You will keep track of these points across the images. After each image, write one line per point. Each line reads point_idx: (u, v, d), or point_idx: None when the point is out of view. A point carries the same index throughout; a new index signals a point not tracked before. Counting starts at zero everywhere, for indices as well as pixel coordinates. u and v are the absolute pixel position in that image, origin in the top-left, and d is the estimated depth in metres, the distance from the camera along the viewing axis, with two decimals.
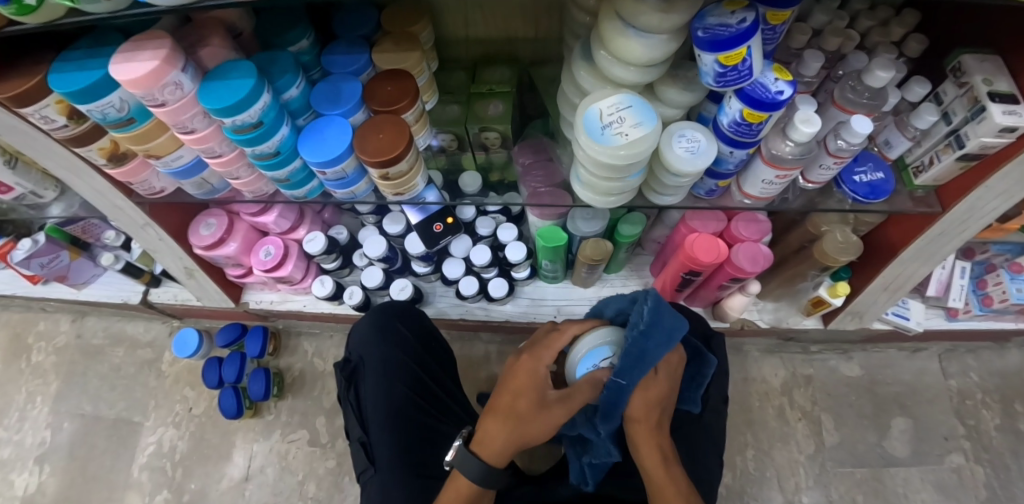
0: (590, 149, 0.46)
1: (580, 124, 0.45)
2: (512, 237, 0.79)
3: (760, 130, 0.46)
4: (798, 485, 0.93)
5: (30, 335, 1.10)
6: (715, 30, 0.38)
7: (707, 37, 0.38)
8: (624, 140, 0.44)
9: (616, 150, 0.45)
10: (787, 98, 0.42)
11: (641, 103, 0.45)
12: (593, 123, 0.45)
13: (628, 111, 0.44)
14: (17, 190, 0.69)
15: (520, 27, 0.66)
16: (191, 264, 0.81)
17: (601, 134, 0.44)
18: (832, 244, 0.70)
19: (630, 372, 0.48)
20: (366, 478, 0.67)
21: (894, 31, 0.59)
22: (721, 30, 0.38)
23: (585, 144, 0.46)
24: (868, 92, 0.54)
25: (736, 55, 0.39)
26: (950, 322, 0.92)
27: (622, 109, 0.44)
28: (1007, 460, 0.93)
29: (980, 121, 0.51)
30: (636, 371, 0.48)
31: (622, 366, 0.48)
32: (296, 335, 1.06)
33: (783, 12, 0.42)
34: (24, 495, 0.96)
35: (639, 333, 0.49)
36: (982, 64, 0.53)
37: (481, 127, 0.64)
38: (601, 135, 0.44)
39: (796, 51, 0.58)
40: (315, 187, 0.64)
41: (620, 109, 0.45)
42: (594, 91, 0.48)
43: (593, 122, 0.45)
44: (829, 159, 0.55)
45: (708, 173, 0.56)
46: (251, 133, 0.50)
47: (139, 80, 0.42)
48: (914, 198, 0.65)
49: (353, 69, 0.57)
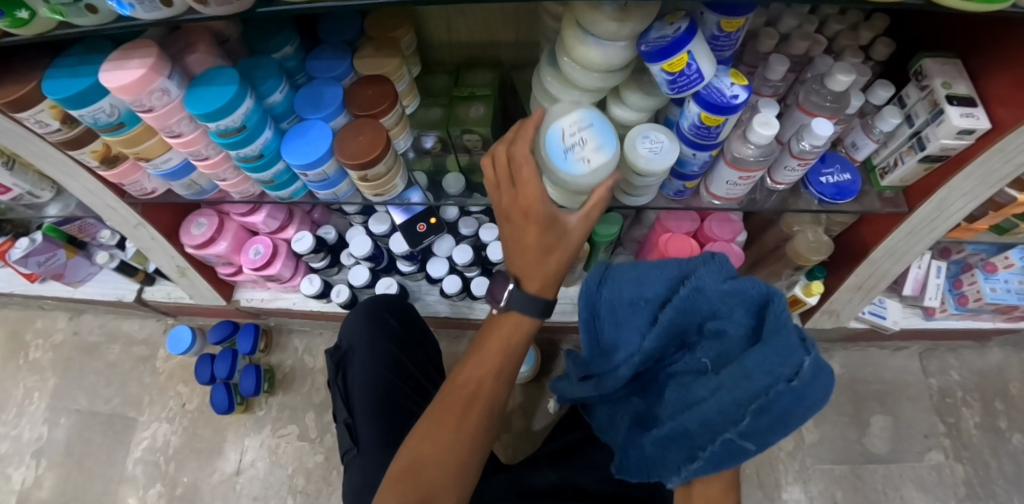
0: (552, 171, 0.48)
1: (541, 142, 0.47)
2: (493, 237, 0.82)
3: (719, 133, 0.48)
4: (778, 480, 0.95)
5: (28, 332, 1.13)
6: (656, 42, 0.41)
7: (650, 49, 0.41)
8: (586, 164, 0.46)
9: (577, 172, 0.46)
10: (742, 102, 0.44)
11: (601, 125, 0.47)
12: (557, 143, 0.47)
13: (589, 133, 0.47)
14: (14, 190, 0.71)
15: (500, 31, 0.68)
16: (183, 263, 0.83)
17: (562, 156, 0.47)
18: (804, 244, 0.72)
19: (760, 430, 0.35)
20: (349, 458, 0.69)
21: (863, 35, 0.60)
22: (660, 41, 0.41)
23: (546, 166, 0.48)
24: (831, 95, 0.56)
25: (679, 61, 0.41)
26: (927, 321, 0.94)
27: (583, 131, 0.47)
28: (986, 458, 0.95)
29: (939, 123, 0.53)
30: (771, 432, 0.35)
31: (748, 420, 0.35)
32: (287, 332, 1.09)
33: (737, 20, 0.43)
34: (21, 488, 0.99)
35: (782, 391, 0.34)
36: (943, 68, 0.54)
37: (463, 129, 0.66)
38: (562, 158, 0.46)
39: (763, 54, 0.60)
40: (299, 188, 0.66)
41: (582, 129, 0.47)
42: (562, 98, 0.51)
43: (555, 142, 0.47)
44: (793, 161, 0.57)
45: (675, 175, 0.58)
46: (235, 137, 0.52)
47: (127, 87, 0.44)
48: (882, 199, 0.67)
49: (335, 74, 0.59)
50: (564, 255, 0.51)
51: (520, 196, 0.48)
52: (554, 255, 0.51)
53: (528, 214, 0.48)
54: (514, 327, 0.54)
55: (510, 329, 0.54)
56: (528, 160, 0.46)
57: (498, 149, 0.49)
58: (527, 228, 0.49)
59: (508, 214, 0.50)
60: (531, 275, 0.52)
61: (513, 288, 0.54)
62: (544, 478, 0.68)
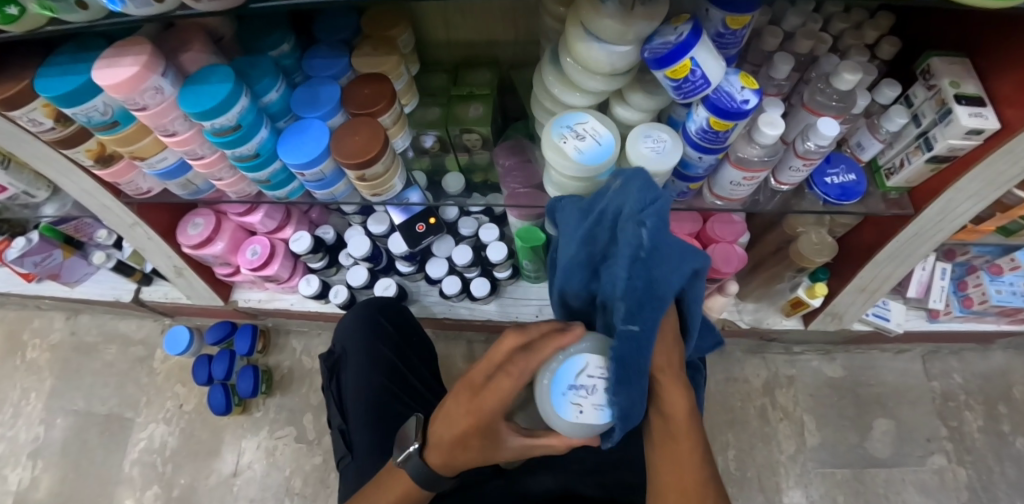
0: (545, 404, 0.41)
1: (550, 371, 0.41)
2: (493, 238, 0.80)
3: (727, 137, 0.47)
4: (779, 485, 0.94)
5: (25, 332, 1.12)
6: (658, 50, 0.41)
7: (653, 56, 0.41)
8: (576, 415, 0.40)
9: (565, 416, 0.40)
10: (752, 107, 0.43)
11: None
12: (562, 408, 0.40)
13: (598, 402, 0.40)
14: (10, 190, 0.71)
15: (499, 30, 0.68)
16: (179, 263, 0.83)
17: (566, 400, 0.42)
18: (807, 245, 0.71)
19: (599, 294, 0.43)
20: (344, 465, 0.68)
21: (867, 33, 0.59)
22: (661, 48, 0.40)
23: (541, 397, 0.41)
24: (837, 95, 0.55)
25: (682, 68, 0.40)
26: (930, 323, 0.93)
27: (592, 396, 0.40)
28: (989, 462, 0.94)
29: (947, 123, 0.52)
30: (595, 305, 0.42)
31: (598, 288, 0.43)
32: (285, 333, 1.08)
33: (743, 17, 0.42)
34: (17, 489, 0.98)
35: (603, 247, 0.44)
36: (952, 67, 0.53)
37: (462, 128, 0.65)
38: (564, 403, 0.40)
39: (767, 53, 0.59)
40: (296, 188, 0.65)
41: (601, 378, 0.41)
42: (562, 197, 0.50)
43: (564, 376, 0.41)
44: (798, 161, 0.56)
45: (678, 176, 0.57)
46: (231, 136, 0.51)
47: (120, 85, 0.43)
48: (887, 200, 0.66)
49: (332, 73, 0.59)
50: (480, 458, 0.43)
51: (481, 393, 0.40)
52: (471, 459, 0.43)
53: (472, 416, 0.40)
54: (405, 492, 0.47)
55: (402, 492, 0.47)
56: (521, 372, 0.39)
57: (508, 335, 0.40)
58: (460, 421, 0.41)
59: (459, 388, 0.42)
60: (441, 458, 0.44)
61: (414, 453, 0.46)
62: (542, 483, 0.64)
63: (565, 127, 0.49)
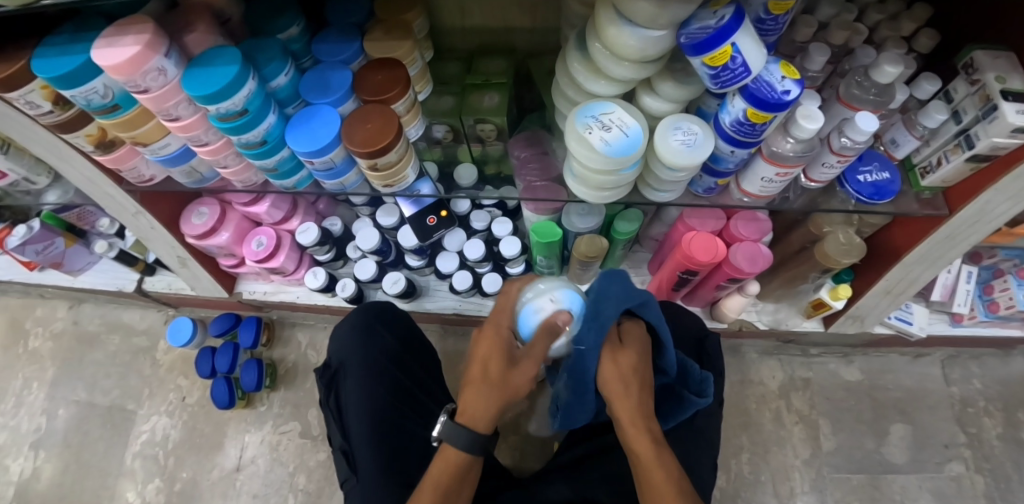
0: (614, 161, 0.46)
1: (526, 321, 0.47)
2: (506, 232, 0.78)
3: (763, 130, 0.44)
4: (793, 489, 0.91)
5: (28, 320, 1.11)
6: (697, 35, 0.38)
7: (689, 42, 0.38)
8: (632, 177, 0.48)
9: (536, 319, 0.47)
10: (794, 99, 0.40)
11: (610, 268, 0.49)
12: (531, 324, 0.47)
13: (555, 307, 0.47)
14: (10, 176, 0.69)
15: (517, 17, 0.65)
16: (183, 253, 0.81)
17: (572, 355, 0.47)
18: (834, 245, 0.68)
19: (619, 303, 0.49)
20: (348, 487, 0.66)
21: (904, 25, 0.55)
22: (700, 34, 0.37)
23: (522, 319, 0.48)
24: (875, 88, 0.52)
25: (721, 55, 0.37)
26: (953, 327, 0.90)
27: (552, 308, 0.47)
28: (1008, 470, 0.91)
29: (991, 120, 0.48)
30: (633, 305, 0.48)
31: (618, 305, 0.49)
32: (290, 326, 1.06)
33: (786, 2, 0.40)
34: (19, 479, 0.97)
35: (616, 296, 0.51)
36: (996, 61, 0.50)
37: (476, 119, 0.62)
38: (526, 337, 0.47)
39: (800, 44, 0.56)
40: (304, 177, 0.63)
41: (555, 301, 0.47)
42: (581, 152, 0.47)
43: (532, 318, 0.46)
44: (832, 157, 0.53)
45: (707, 171, 0.55)
46: (237, 121, 0.49)
47: (119, 66, 0.41)
48: (920, 200, 0.63)
49: (343, 58, 0.56)
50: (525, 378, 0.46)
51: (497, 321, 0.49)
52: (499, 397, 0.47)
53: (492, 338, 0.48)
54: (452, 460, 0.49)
55: (452, 462, 0.49)
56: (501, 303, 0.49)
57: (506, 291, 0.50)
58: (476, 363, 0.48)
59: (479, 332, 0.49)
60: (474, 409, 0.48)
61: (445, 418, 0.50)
62: (557, 491, 0.62)
63: (589, 117, 0.46)
